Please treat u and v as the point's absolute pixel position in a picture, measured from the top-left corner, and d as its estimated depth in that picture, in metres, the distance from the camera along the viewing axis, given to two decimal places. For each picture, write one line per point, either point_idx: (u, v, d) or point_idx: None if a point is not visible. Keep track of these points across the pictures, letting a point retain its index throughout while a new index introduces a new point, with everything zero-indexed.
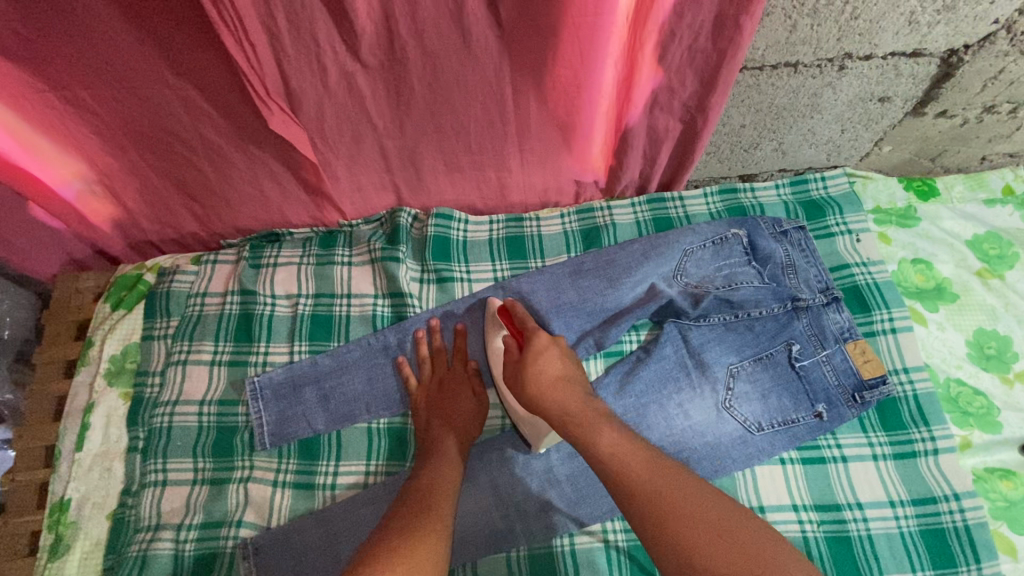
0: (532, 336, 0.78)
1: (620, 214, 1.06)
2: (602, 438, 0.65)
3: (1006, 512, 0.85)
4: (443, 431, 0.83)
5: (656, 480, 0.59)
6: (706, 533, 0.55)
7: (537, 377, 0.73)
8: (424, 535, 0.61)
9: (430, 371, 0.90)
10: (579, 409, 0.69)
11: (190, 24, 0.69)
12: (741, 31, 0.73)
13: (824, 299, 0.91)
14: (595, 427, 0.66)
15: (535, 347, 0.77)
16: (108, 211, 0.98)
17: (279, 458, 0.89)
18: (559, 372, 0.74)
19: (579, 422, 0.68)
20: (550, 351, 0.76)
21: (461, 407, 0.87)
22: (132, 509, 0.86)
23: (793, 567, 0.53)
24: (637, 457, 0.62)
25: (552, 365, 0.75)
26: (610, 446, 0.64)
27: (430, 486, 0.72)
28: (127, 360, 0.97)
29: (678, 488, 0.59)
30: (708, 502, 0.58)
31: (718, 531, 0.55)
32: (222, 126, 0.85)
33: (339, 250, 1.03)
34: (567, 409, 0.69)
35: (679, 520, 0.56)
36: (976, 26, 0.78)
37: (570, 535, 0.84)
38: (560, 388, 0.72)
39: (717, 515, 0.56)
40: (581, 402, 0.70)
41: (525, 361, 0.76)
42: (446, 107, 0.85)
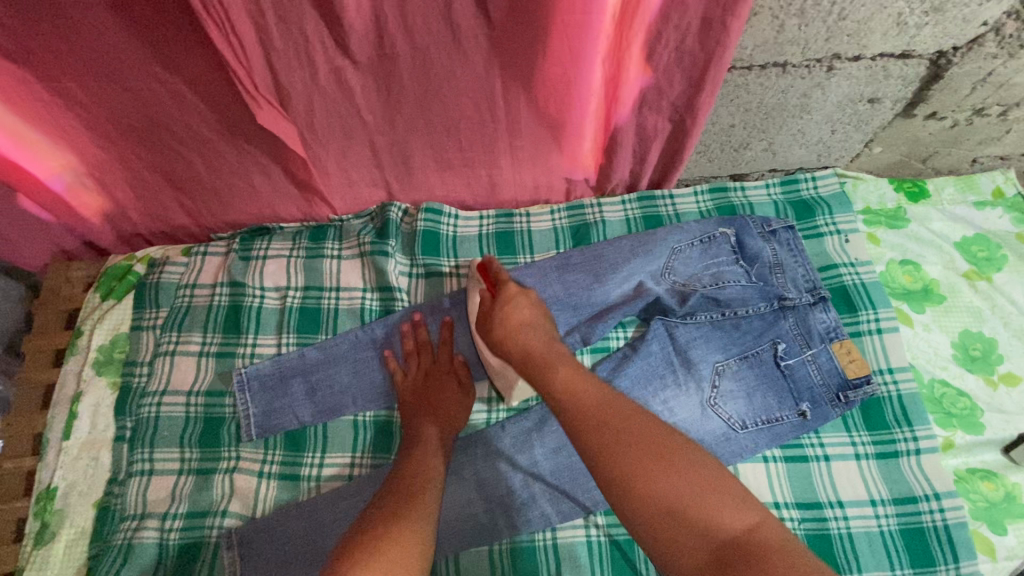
0: (503, 287, 0.79)
1: (611, 211, 1.06)
2: (559, 377, 0.64)
3: (986, 512, 0.86)
4: (428, 418, 0.83)
5: (604, 412, 0.58)
6: (647, 454, 0.54)
7: (504, 320, 0.75)
8: (406, 523, 0.61)
9: (419, 362, 0.91)
10: (544, 349, 0.69)
11: (177, 17, 0.69)
12: (728, 32, 0.73)
13: (810, 298, 0.91)
14: (554, 366, 0.66)
15: (505, 296, 0.78)
16: (98, 203, 0.98)
17: (264, 450, 0.89)
18: (524, 319, 0.74)
19: (540, 363, 0.67)
20: (519, 300, 0.77)
21: (446, 397, 0.87)
22: (118, 498, 0.87)
23: (728, 493, 0.52)
24: (590, 392, 0.61)
25: (520, 311, 0.75)
26: (567, 383, 0.62)
27: (415, 476, 0.72)
28: (116, 350, 0.98)
29: (624, 415, 0.58)
30: (651, 428, 0.56)
31: (659, 456, 0.54)
32: (210, 119, 0.85)
33: (328, 243, 1.03)
34: (529, 352, 0.70)
35: (621, 447, 0.54)
36: (964, 28, 0.78)
37: (554, 529, 0.85)
38: (526, 331, 0.73)
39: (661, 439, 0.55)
40: (545, 344, 0.70)
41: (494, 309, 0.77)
42: (436, 102, 0.85)
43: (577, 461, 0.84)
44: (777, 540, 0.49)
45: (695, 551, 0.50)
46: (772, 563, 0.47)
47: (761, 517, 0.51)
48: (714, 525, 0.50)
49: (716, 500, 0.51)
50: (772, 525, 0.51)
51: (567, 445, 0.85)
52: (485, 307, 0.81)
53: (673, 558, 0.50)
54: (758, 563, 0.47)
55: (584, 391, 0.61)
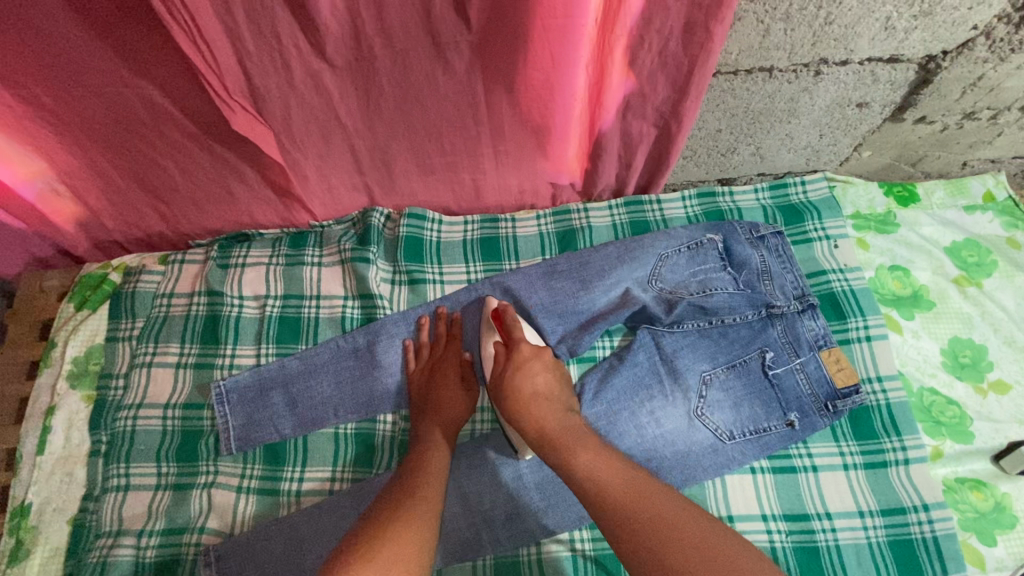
0: (517, 347, 0.80)
1: (597, 216, 1.04)
2: (580, 455, 0.67)
3: (975, 523, 0.85)
4: (427, 417, 0.83)
5: (633, 497, 0.61)
6: (676, 538, 0.56)
7: (517, 388, 0.76)
8: (399, 540, 0.58)
9: (427, 358, 0.89)
10: (560, 433, 0.71)
11: (145, 22, 0.67)
12: (712, 37, 0.71)
13: (799, 306, 0.90)
14: (572, 451, 0.68)
15: (520, 361, 0.79)
16: (71, 210, 0.95)
17: (243, 464, 0.87)
18: (538, 389, 0.76)
19: (560, 444, 0.69)
20: (534, 365, 0.79)
21: (449, 394, 0.85)
22: (93, 514, 0.85)
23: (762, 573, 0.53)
24: (614, 479, 0.63)
25: (535, 381, 0.77)
26: (592, 464, 0.65)
27: (416, 480, 0.70)
28: (90, 362, 0.96)
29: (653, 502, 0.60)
30: (678, 513, 0.59)
31: (689, 540, 0.56)
32: (184, 125, 0.83)
33: (309, 250, 1.01)
34: (546, 429, 0.72)
35: (654, 537, 0.56)
36: (954, 32, 0.76)
37: (538, 544, 0.83)
38: (541, 407, 0.74)
39: (687, 524, 0.58)
40: (560, 420, 0.73)
41: (508, 373, 0.78)
42: (417, 106, 0.83)
43: None
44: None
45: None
46: None
47: None
48: None
49: None
50: None
51: None
52: (497, 364, 0.80)
53: None
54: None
55: (611, 478, 0.64)
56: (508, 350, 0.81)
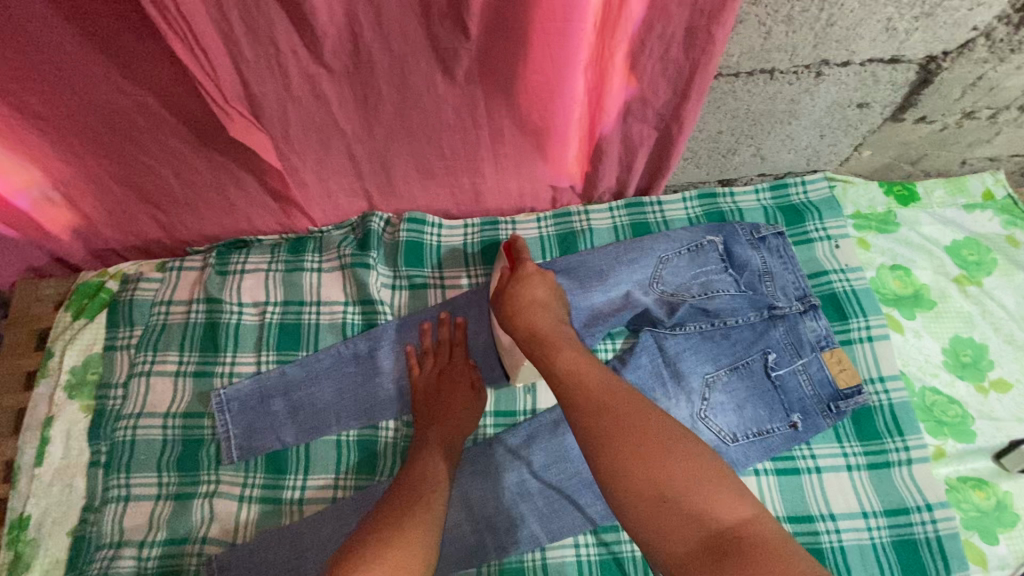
0: (521, 265, 0.80)
1: (598, 218, 1.04)
2: (562, 355, 0.64)
3: (977, 522, 0.85)
4: (433, 425, 0.82)
5: (603, 396, 0.57)
6: (642, 436, 0.52)
7: (514, 296, 0.76)
8: (404, 545, 0.58)
9: (433, 365, 0.89)
10: (551, 333, 0.69)
11: (137, 27, 0.65)
12: (713, 40, 0.71)
13: (800, 307, 0.90)
14: (556, 346, 0.66)
15: (521, 274, 0.79)
16: (65, 218, 0.94)
17: (245, 473, 0.87)
18: (536, 298, 0.75)
19: (544, 341, 0.68)
20: (534, 280, 0.78)
21: (457, 399, 0.85)
22: (93, 526, 0.84)
23: (718, 483, 0.49)
24: (591, 372, 0.60)
25: (533, 291, 0.76)
26: (570, 362, 0.63)
27: (422, 486, 0.70)
28: (88, 371, 0.95)
29: (620, 400, 0.56)
30: (646, 408, 0.55)
31: (654, 437, 0.52)
32: (181, 132, 0.82)
33: (308, 256, 1.00)
34: (534, 329, 0.70)
35: (620, 428, 0.53)
36: (954, 33, 0.76)
37: (542, 550, 0.83)
38: (535, 311, 0.73)
39: (657, 423, 0.53)
40: (551, 324, 0.71)
41: (509, 284, 0.78)
42: (417, 110, 0.83)
43: (567, 478, 0.83)
44: (767, 539, 0.46)
45: (684, 534, 0.47)
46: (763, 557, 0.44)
47: (756, 513, 0.48)
48: (704, 512, 0.48)
49: (708, 489, 0.49)
50: (767, 521, 0.48)
51: (556, 462, 0.83)
52: (500, 282, 0.81)
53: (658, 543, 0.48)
54: (747, 555, 0.45)
55: (586, 374, 0.60)
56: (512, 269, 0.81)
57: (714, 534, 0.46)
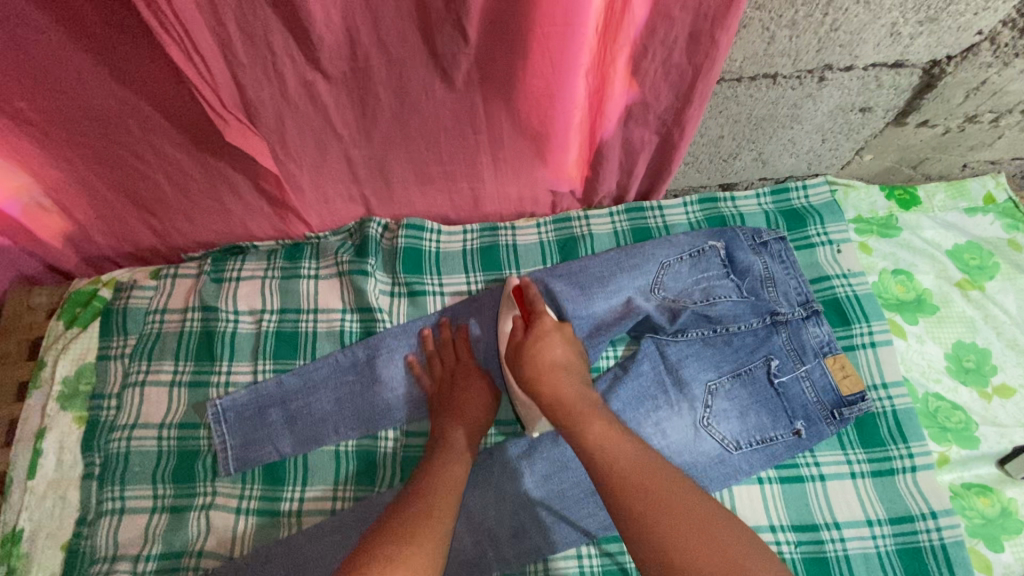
0: (538, 320, 0.80)
1: (598, 223, 1.03)
2: (592, 431, 0.66)
3: (982, 529, 0.84)
4: (440, 430, 0.81)
5: (639, 476, 0.59)
6: (684, 528, 0.55)
7: (535, 356, 0.75)
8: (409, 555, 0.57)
9: (440, 368, 0.88)
10: (579, 406, 0.70)
11: (130, 31, 0.64)
12: (716, 46, 0.70)
13: (803, 312, 0.89)
14: (585, 418, 0.68)
15: (540, 330, 0.78)
16: (57, 225, 0.93)
17: (242, 485, 0.85)
18: (556, 359, 0.75)
19: (571, 412, 0.69)
20: (553, 339, 0.78)
21: (467, 398, 0.84)
22: (87, 540, 0.82)
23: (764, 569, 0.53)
24: (625, 451, 0.62)
25: (553, 351, 0.76)
26: (602, 440, 0.64)
27: (433, 491, 0.69)
28: (81, 381, 0.93)
29: (663, 485, 0.58)
30: (682, 492, 0.58)
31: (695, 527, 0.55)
32: (175, 137, 0.80)
33: (305, 263, 0.99)
34: (561, 398, 0.71)
35: (660, 515, 0.56)
36: (959, 37, 0.75)
37: (544, 560, 0.82)
38: (559, 377, 0.73)
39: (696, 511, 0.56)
40: (576, 392, 0.72)
41: (528, 341, 0.77)
42: (415, 115, 0.81)
43: (569, 487, 0.82)
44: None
45: None
46: None
47: None
48: None
49: None
50: None
51: (558, 471, 0.82)
52: (515, 336, 0.80)
53: None
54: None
55: (619, 453, 0.63)
56: (527, 323, 0.81)
57: None
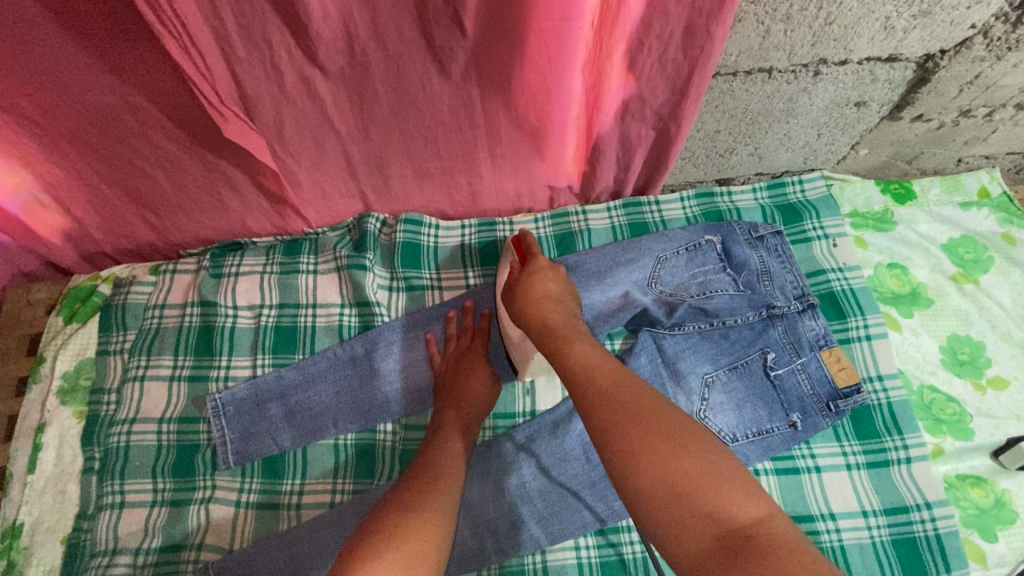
0: (533, 260, 0.81)
1: (596, 219, 1.04)
2: (576, 349, 0.64)
3: (977, 519, 0.85)
4: (445, 415, 0.81)
5: (615, 389, 0.56)
6: (656, 435, 0.51)
7: (527, 289, 0.77)
8: (412, 537, 0.56)
9: (454, 351, 0.89)
10: (563, 325, 0.69)
11: (128, 26, 0.64)
12: (712, 40, 0.70)
13: (799, 306, 0.89)
14: (568, 337, 0.66)
15: (534, 268, 0.80)
16: (57, 221, 0.93)
17: (241, 478, 0.86)
18: (547, 291, 0.76)
19: (555, 333, 0.68)
20: (545, 274, 0.79)
21: (475, 387, 0.84)
22: (87, 534, 0.83)
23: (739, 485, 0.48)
24: (607, 367, 0.60)
25: (544, 284, 0.77)
26: (584, 355, 0.62)
27: (435, 472, 0.69)
28: (81, 376, 0.93)
29: (636, 396, 0.55)
30: (658, 404, 0.54)
31: (667, 434, 0.51)
32: (173, 133, 0.80)
33: (303, 258, 0.99)
34: (547, 321, 0.70)
35: (632, 421, 0.52)
36: (952, 31, 0.76)
37: (542, 552, 0.83)
38: (547, 305, 0.73)
39: (673, 423, 0.52)
40: (564, 317, 0.71)
41: (522, 278, 0.79)
42: (413, 111, 0.82)
43: (567, 480, 0.82)
44: (784, 540, 0.45)
45: (697, 534, 0.46)
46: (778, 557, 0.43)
47: (769, 514, 0.47)
48: (717, 512, 0.47)
49: (721, 489, 0.48)
50: (783, 523, 0.47)
51: (556, 463, 0.83)
52: (512, 278, 0.82)
53: (670, 542, 0.47)
54: (762, 552, 0.44)
55: (599, 372, 0.59)
56: (524, 266, 0.82)
57: (726, 535, 0.45)
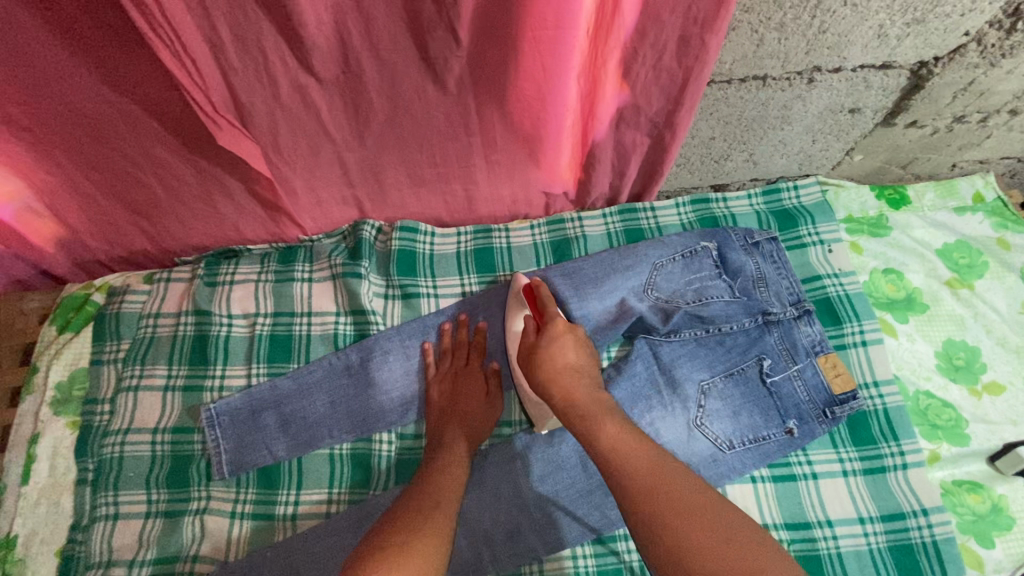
0: (551, 321, 0.78)
1: (591, 225, 1.04)
2: (606, 432, 0.63)
3: (973, 525, 0.85)
4: (445, 432, 0.81)
5: (652, 477, 0.57)
6: (700, 530, 0.52)
7: (548, 357, 0.74)
8: (411, 557, 0.55)
9: (449, 365, 0.89)
10: (591, 404, 0.68)
11: (122, 35, 0.64)
12: (706, 48, 0.70)
13: (795, 312, 0.90)
14: (598, 419, 0.65)
15: (553, 331, 0.77)
16: (50, 230, 0.92)
17: (236, 488, 0.85)
18: (570, 361, 0.73)
19: (582, 414, 0.67)
20: (566, 339, 0.76)
21: (473, 405, 0.86)
22: (81, 546, 0.82)
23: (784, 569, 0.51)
24: (639, 452, 0.60)
25: (565, 352, 0.75)
26: (615, 439, 0.62)
27: (432, 491, 0.69)
28: (74, 386, 0.93)
29: (674, 486, 0.56)
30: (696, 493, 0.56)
31: (709, 528, 0.53)
32: (168, 141, 0.80)
33: (299, 265, 0.99)
34: (574, 399, 0.69)
35: (672, 514, 0.54)
36: (946, 39, 0.76)
37: (539, 562, 0.82)
38: (572, 378, 0.71)
39: (715, 517, 0.54)
40: (591, 393, 0.70)
41: (541, 343, 0.76)
42: (408, 119, 0.82)
43: (563, 489, 0.82)
44: None
45: None
46: None
47: None
48: None
49: None
50: None
51: (552, 472, 0.82)
52: (528, 337, 0.79)
53: None
54: None
55: (633, 455, 0.60)
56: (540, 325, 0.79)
57: None
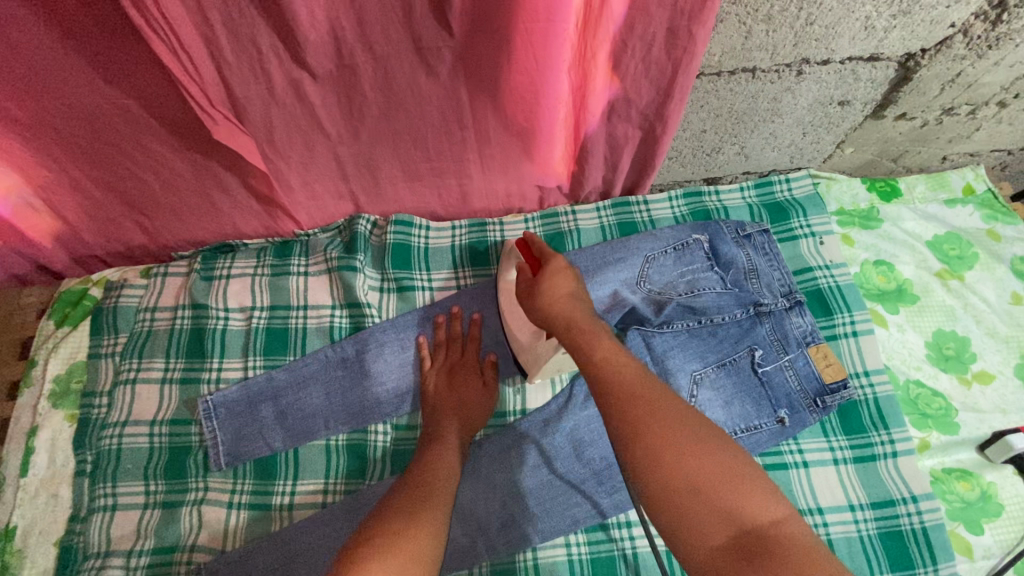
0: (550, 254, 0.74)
1: (585, 218, 1.05)
2: (600, 347, 0.60)
3: (962, 512, 0.86)
4: (440, 424, 0.82)
5: (636, 385, 0.55)
6: (677, 432, 0.51)
7: (546, 288, 0.70)
8: (408, 538, 0.56)
9: (444, 358, 0.89)
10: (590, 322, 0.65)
11: (117, 29, 0.65)
12: (694, 41, 0.71)
13: (786, 303, 0.90)
14: (595, 337, 0.62)
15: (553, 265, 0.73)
16: (47, 225, 0.93)
17: (234, 479, 0.86)
18: (571, 290, 0.69)
19: (583, 329, 0.64)
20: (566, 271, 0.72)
21: (470, 396, 0.86)
22: (80, 536, 0.83)
23: (761, 485, 0.49)
24: (628, 367, 0.57)
25: (565, 281, 0.71)
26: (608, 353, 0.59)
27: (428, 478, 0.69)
28: (72, 380, 0.94)
29: (657, 393, 0.54)
30: (678, 402, 0.54)
31: (687, 431, 0.51)
32: (163, 135, 0.81)
33: (295, 260, 1.00)
34: (575, 318, 0.65)
35: (652, 417, 0.52)
36: (933, 30, 0.77)
37: (533, 549, 0.83)
38: (571, 304, 0.67)
39: (694, 423, 0.52)
40: (589, 316, 0.66)
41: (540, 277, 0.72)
42: (402, 112, 0.82)
43: (557, 477, 0.83)
44: (800, 539, 0.45)
45: (713, 529, 0.47)
46: (791, 560, 0.44)
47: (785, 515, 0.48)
48: (735, 511, 0.47)
49: (739, 491, 0.48)
50: (797, 523, 0.47)
51: (546, 462, 0.83)
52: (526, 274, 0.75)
53: (683, 540, 0.48)
54: (777, 554, 0.44)
55: (619, 366, 0.58)
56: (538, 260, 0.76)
57: (741, 534, 0.46)
